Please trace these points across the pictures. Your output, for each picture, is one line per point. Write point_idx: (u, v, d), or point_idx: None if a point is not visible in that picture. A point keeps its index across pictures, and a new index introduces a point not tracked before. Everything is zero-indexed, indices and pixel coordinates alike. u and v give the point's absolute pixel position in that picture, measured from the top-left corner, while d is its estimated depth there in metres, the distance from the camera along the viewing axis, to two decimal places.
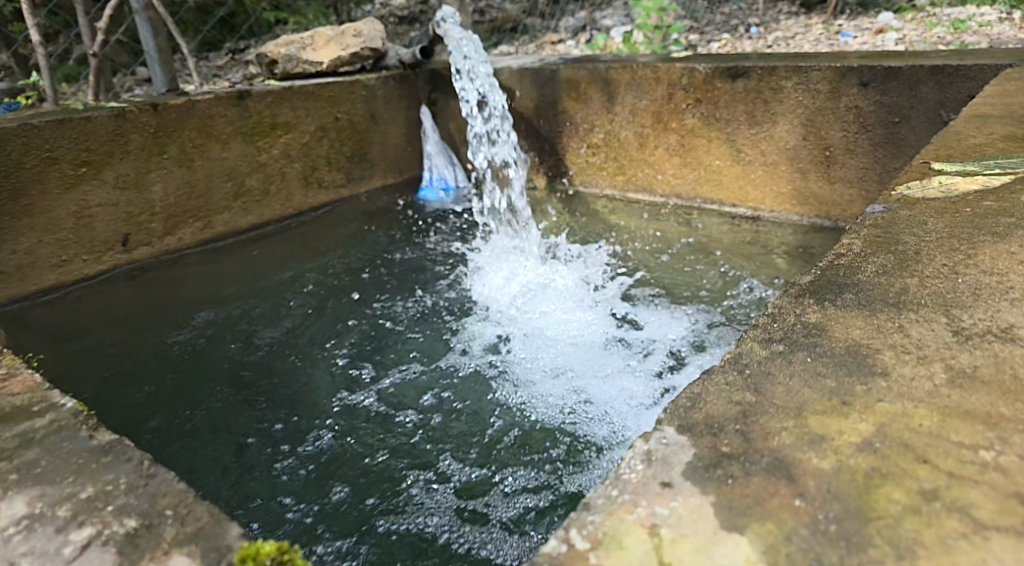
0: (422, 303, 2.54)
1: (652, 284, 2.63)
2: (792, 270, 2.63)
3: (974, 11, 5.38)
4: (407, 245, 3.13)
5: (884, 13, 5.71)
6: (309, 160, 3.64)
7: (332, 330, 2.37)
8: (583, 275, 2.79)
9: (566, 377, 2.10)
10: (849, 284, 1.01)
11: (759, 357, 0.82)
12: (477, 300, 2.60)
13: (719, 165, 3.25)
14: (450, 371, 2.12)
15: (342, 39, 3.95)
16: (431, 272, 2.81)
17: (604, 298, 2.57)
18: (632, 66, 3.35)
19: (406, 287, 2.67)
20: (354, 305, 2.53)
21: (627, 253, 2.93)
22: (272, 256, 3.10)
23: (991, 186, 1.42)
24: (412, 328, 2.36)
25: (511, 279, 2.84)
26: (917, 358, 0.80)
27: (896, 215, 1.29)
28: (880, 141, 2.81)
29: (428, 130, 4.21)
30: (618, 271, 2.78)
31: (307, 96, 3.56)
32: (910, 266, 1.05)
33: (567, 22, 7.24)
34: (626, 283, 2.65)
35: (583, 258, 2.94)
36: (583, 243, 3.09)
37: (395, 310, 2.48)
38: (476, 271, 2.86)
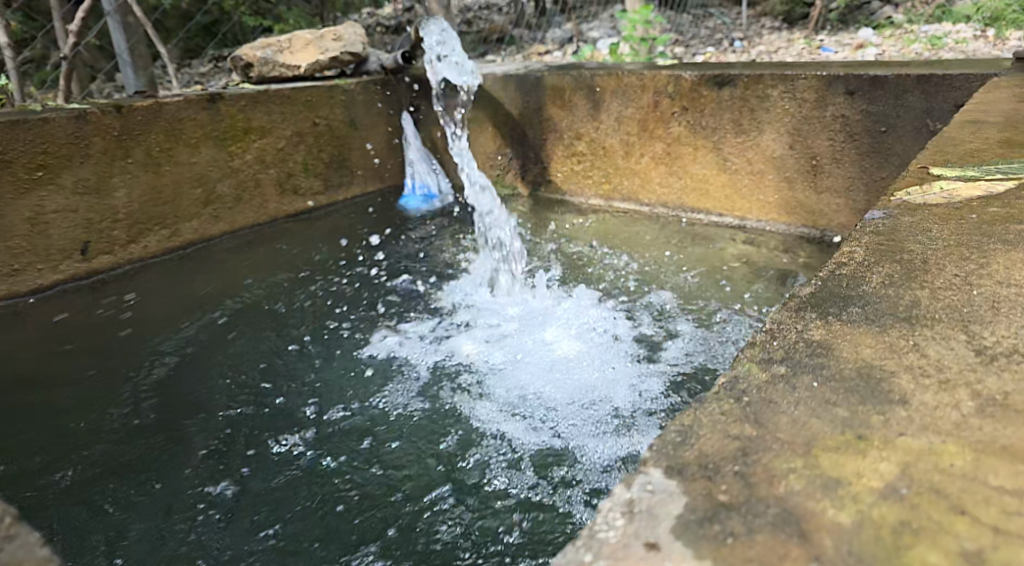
0: (398, 331, 2.37)
1: (650, 310, 2.42)
2: (785, 284, 2.52)
3: (950, 28, 5.37)
4: (389, 264, 2.96)
5: (865, 31, 5.73)
6: (285, 167, 3.52)
7: (301, 353, 2.23)
8: (576, 297, 2.59)
9: (538, 418, 1.89)
10: (854, 296, 0.90)
11: (759, 382, 0.72)
12: (458, 326, 2.42)
13: (705, 173, 3.16)
14: (400, 416, 1.90)
15: (322, 42, 3.84)
16: (412, 296, 2.65)
17: (595, 324, 2.37)
18: (618, 73, 3.26)
19: (384, 312, 2.51)
20: (327, 329, 2.38)
21: (625, 271, 2.74)
22: (236, 269, 2.95)
23: (993, 193, 1.29)
24: (386, 360, 2.18)
25: (498, 304, 2.65)
26: (941, 382, 0.69)
27: (899, 222, 1.19)
28: (866, 151, 2.73)
29: (410, 136, 4.10)
30: (614, 292, 2.57)
31: (283, 100, 3.43)
32: (919, 277, 0.95)
33: (554, 34, 7.22)
34: (605, 314, 2.43)
35: (576, 278, 2.74)
36: (576, 260, 2.91)
37: (370, 339, 2.31)
38: (461, 295, 2.69)
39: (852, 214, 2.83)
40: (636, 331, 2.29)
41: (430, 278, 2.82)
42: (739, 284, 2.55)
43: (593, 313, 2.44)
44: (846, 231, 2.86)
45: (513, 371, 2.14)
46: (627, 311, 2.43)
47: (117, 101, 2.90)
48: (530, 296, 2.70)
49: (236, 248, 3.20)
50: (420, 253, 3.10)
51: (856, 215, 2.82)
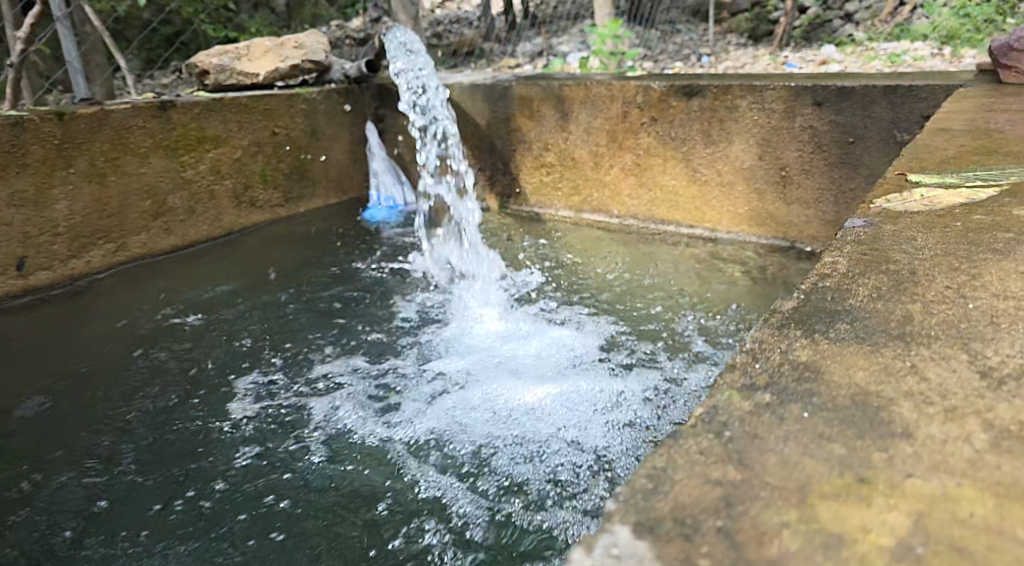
0: (352, 364, 2.11)
1: (636, 348, 2.15)
2: (763, 298, 2.43)
3: (909, 47, 5.26)
4: (351, 286, 2.72)
5: (827, 48, 5.79)
6: (242, 178, 3.38)
7: (246, 382, 2.03)
8: (553, 330, 2.33)
9: (482, 465, 1.66)
10: (841, 312, 0.82)
11: (742, 414, 0.62)
12: (420, 358, 2.16)
13: (676, 185, 3.10)
14: (328, 463, 1.66)
15: (282, 50, 3.71)
16: (371, 322, 2.40)
17: (572, 361, 2.11)
18: (586, 83, 3.19)
19: (338, 341, 2.26)
20: (276, 359, 2.15)
21: (610, 301, 2.50)
22: (185, 285, 2.80)
23: (975, 200, 1.22)
24: (335, 399, 1.93)
25: (468, 330, 2.39)
26: (947, 410, 0.61)
27: (881, 230, 1.11)
28: (835, 162, 2.69)
29: (374, 147, 3.99)
30: (597, 327, 2.31)
31: (240, 108, 3.30)
32: (909, 289, 0.87)
33: (524, 48, 7.19)
34: (570, 345, 2.21)
35: (556, 308, 2.49)
36: (556, 287, 2.68)
37: (320, 373, 2.06)
38: (427, 321, 2.43)
39: (822, 225, 2.79)
40: (614, 372, 2.03)
41: (386, 299, 2.60)
42: (711, 298, 2.46)
43: (557, 344, 2.23)
44: (817, 242, 2.82)
45: (462, 405, 1.91)
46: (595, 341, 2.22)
47: (59, 106, 2.74)
48: (491, 320, 2.48)
49: (188, 262, 3.06)
50: (385, 271, 2.89)
51: (827, 226, 2.78)
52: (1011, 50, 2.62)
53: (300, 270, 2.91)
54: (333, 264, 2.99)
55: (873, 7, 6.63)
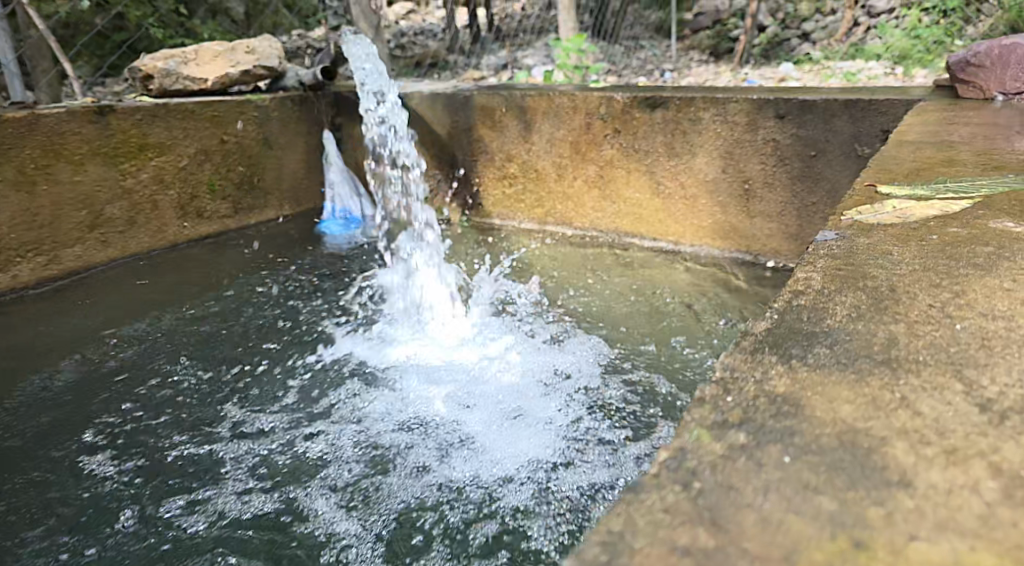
0: (289, 403, 1.89)
1: (606, 388, 1.96)
2: (730, 315, 2.36)
3: (864, 65, 5.35)
4: (301, 310, 2.51)
5: (786, 66, 5.85)
6: (187, 187, 3.23)
7: (174, 415, 1.84)
8: (516, 365, 2.13)
9: (416, 528, 1.46)
10: (819, 334, 0.74)
11: (714, 461, 0.54)
12: (366, 396, 1.94)
13: (639, 198, 3.04)
14: (240, 529, 1.45)
15: (232, 55, 3.56)
16: (317, 353, 2.18)
17: (525, 400, 1.93)
18: (549, 93, 3.12)
19: (278, 376, 2.04)
20: (208, 393, 1.95)
21: (580, 329, 2.32)
22: (121, 300, 2.64)
23: (950, 212, 1.16)
24: (266, 446, 1.71)
25: (423, 362, 2.18)
26: (948, 452, 0.54)
27: (855, 244, 1.04)
28: (797, 175, 2.65)
29: (331, 155, 3.85)
30: (564, 363, 2.11)
31: (185, 114, 3.14)
32: (891, 308, 0.80)
33: (488, 60, 7.12)
34: (524, 381, 2.03)
35: (520, 340, 2.29)
36: (522, 313, 2.49)
37: (252, 414, 1.84)
38: (380, 353, 2.22)
39: (785, 238, 2.74)
40: (570, 413, 1.85)
41: (330, 323, 2.41)
42: (675, 314, 2.39)
43: (510, 380, 2.05)
44: (781, 256, 2.77)
45: (399, 450, 1.71)
46: (551, 377, 2.04)
47: None
48: (440, 348, 2.29)
49: (127, 275, 2.90)
50: (339, 290, 2.73)
51: (790, 240, 2.73)
52: (968, 65, 2.61)
53: (246, 287, 2.75)
54: (284, 279, 2.84)
55: (828, 26, 6.76)
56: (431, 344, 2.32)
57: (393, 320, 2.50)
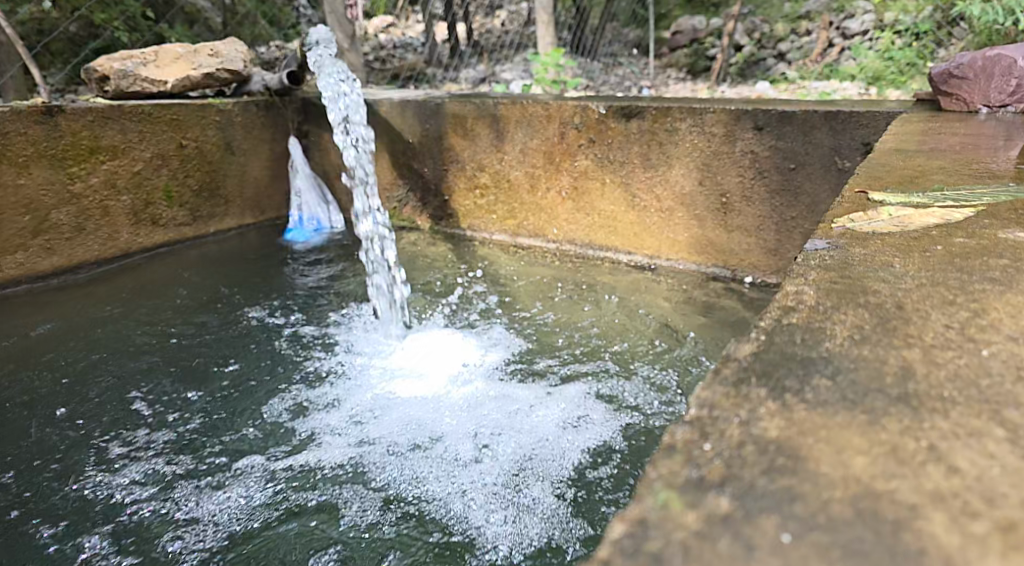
0: (229, 471, 1.59)
1: (582, 440, 1.70)
2: (707, 335, 2.21)
3: (838, 84, 5.35)
4: (260, 344, 2.20)
5: (761, 84, 5.82)
6: (142, 193, 3.04)
7: (96, 464, 1.60)
8: (506, 416, 1.82)
9: None
10: (819, 361, 0.60)
11: (691, 546, 0.41)
12: (320, 458, 1.64)
13: (613, 210, 2.92)
14: None
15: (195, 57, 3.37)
16: (272, 403, 1.86)
17: (477, 443, 1.70)
18: (522, 101, 2.99)
19: (220, 433, 1.73)
20: (119, 439, 1.70)
21: (580, 370, 2.03)
22: (61, 312, 2.45)
23: (953, 221, 1.03)
24: (197, 535, 1.40)
25: (398, 410, 1.86)
26: (1002, 528, 0.41)
27: (850, 254, 0.91)
28: (775, 189, 2.53)
29: (298, 162, 3.68)
30: (562, 414, 1.81)
31: (142, 117, 2.96)
32: (901, 330, 0.66)
33: (466, 73, 7.05)
34: (478, 419, 1.80)
35: (512, 381, 1.98)
36: (515, 347, 2.19)
37: (166, 477, 1.56)
38: (349, 400, 1.90)
39: (764, 253, 2.61)
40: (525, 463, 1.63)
41: (274, 348, 2.18)
42: (649, 332, 2.25)
43: (465, 417, 1.81)
44: (759, 272, 2.64)
45: (325, 514, 1.46)
46: (510, 415, 1.82)
47: None
48: (390, 377, 2.06)
49: (72, 287, 2.71)
50: (303, 306, 2.53)
51: (768, 255, 2.60)
52: (950, 77, 2.53)
53: (196, 300, 2.56)
54: (239, 293, 2.65)
55: (804, 47, 6.74)
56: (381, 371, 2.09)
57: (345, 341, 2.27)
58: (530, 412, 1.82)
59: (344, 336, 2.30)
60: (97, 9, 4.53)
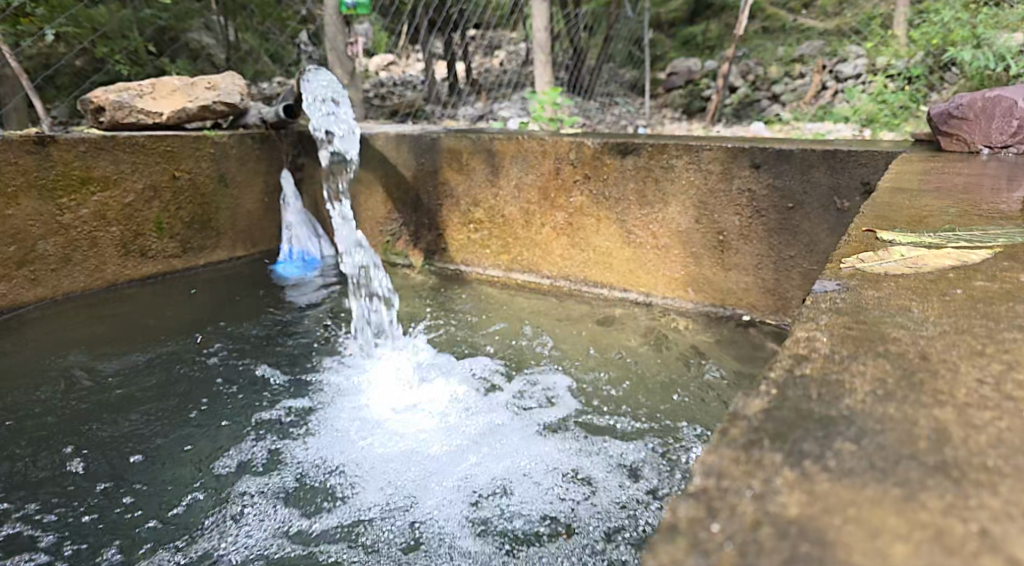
0: (198, 536, 1.43)
1: (589, 505, 1.55)
2: (706, 377, 2.13)
3: (833, 126, 5.36)
4: (251, 391, 2.04)
5: (756, 124, 5.85)
6: (132, 225, 2.98)
7: (62, 521, 1.46)
8: (521, 482, 1.64)
9: None
10: (843, 420, 0.53)
11: None
12: (298, 524, 1.48)
13: (609, 247, 2.86)
14: None
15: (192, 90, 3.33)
16: (260, 461, 1.69)
17: (473, 507, 1.55)
18: (517, 137, 2.96)
19: (201, 494, 1.56)
20: (81, 490, 1.56)
21: (601, 428, 1.85)
22: (38, 345, 2.35)
23: (969, 263, 0.97)
24: None
25: (401, 472, 1.69)
26: None
27: (864, 297, 0.84)
28: (774, 228, 2.47)
29: (290, 195, 3.63)
30: (583, 482, 1.62)
31: (136, 148, 2.92)
32: (932, 385, 0.59)
33: (464, 111, 7.08)
34: (476, 479, 1.65)
35: (526, 443, 1.81)
36: (529, 400, 2.02)
37: (125, 541, 1.41)
38: (347, 458, 1.73)
39: (763, 293, 2.55)
40: (526, 532, 1.47)
41: (260, 389, 2.06)
42: (647, 373, 2.16)
43: (460, 476, 1.67)
44: (758, 311, 2.57)
45: None
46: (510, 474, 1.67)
47: None
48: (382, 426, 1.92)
49: (55, 317, 2.63)
50: (290, 343, 2.42)
51: (766, 294, 2.54)
52: (950, 117, 2.50)
53: (184, 333, 2.48)
54: (229, 325, 2.58)
55: (798, 89, 6.82)
56: (372, 419, 1.95)
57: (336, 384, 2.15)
58: (533, 471, 1.68)
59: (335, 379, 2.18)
60: (99, 43, 4.50)
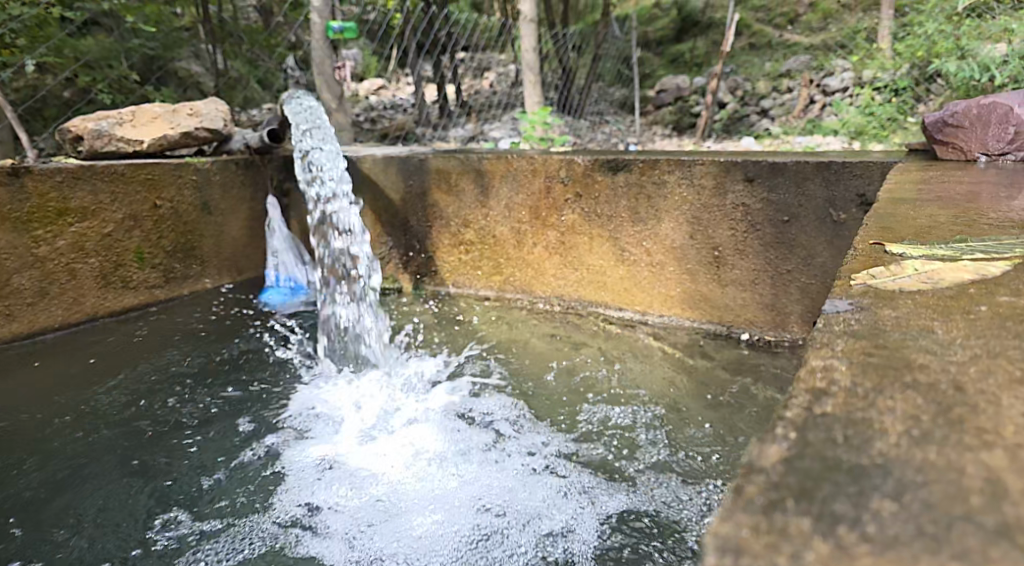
0: None
1: None
2: (707, 400, 2.05)
3: (822, 139, 5.33)
4: (234, 443, 1.89)
5: (746, 139, 5.83)
6: (112, 255, 2.89)
7: None
8: (534, 552, 1.48)
9: None
10: (876, 470, 0.52)
11: None
12: None
13: (603, 265, 2.79)
14: None
15: (174, 116, 3.25)
16: (248, 524, 1.56)
17: None
18: (507, 156, 2.89)
19: None
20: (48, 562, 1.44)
21: (617, 476, 1.71)
22: (12, 382, 2.25)
23: (989, 276, 0.90)
24: None
25: (405, 536, 1.54)
26: None
27: (879, 315, 0.78)
28: (770, 242, 2.40)
29: (277, 222, 3.57)
30: (604, 551, 1.47)
31: (115, 177, 2.84)
32: (969, 431, 0.54)
33: (455, 132, 7.04)
34: (483, 535, 1.54)
35: (536, 499, 1.65)
36: (532, 443, 1.88)
37: None
38: (342, 527, 1.57)
39: (760, 309, 2.47)
40: None
41: (248, 434, 1.94)
42: (649, 399, 2.07)
43: (466, 532, 1.54)
44: (756, 328, 2.49)
45: None
46: (520, 528, 1.55)
47: None
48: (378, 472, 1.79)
49: (34, 354, 2.53)
50: (272, 378, 2.32)
51: (766, 310, 2.46)
52: (945, 125, 2.45)
53: (168, 365, 2.39)
54: (221, 353, 2.51)
55: (786, 103, 6.80)
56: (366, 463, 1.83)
57: (328, 423, 2.04)
58: (543, 523, 1.56)
59: (326, 419, 2.07)
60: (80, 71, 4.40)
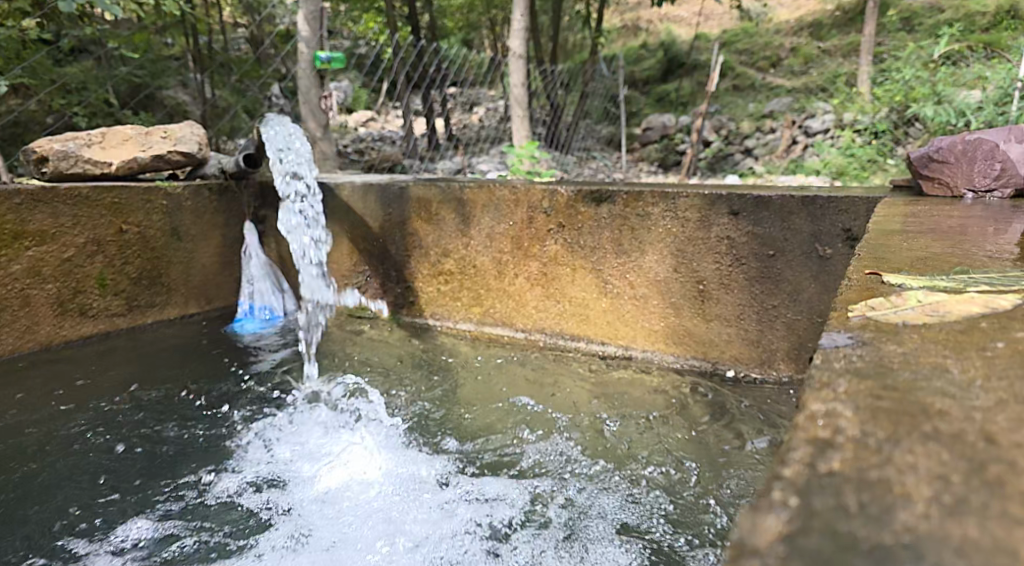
0: None
1: None
2: (702, 442, 1.93)
3: (804, 178, 5.31)
4: (174, 494, 1.71)
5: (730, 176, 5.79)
6: (71, 282, 2.75)
7: None
8: None
9: None
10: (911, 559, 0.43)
11: None
12: None
13: (585, 298, 2.69)
14: None
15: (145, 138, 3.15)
16: None
17: None
18: (488, 185, 2.81)
19: None
20: None
21: (599, 530, 1.57)
22: None
23: (999, 310, 0.81)
24: None
25: None
26: None
27: (883, 349, 0.68)
28: (754, 277, 2.32)
29: (252, 249, 3.43)
30: None
31: (78, 200, 2.71)
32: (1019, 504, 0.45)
33: (445, 165, 7.17)
34: None
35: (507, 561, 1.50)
36: (502, 493, 1.73)
37: None
38: None
39: (746, 345, 2.38)
40: None
41: (200, 479, 1.79)
42: (633, 439, 1.95)
43: None
44: (741, 365, 2.40)
45: None
46: None
47: None
48: (340, 526, 1.66)
49: None
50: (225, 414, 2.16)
51: (750, 346, 2.37)
52: (930, 160, 2.39)
53: (120, 398, 2.24)
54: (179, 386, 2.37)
55: (770, 143, 6.84)
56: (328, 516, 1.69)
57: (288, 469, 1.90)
58: None
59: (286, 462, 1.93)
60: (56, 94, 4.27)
